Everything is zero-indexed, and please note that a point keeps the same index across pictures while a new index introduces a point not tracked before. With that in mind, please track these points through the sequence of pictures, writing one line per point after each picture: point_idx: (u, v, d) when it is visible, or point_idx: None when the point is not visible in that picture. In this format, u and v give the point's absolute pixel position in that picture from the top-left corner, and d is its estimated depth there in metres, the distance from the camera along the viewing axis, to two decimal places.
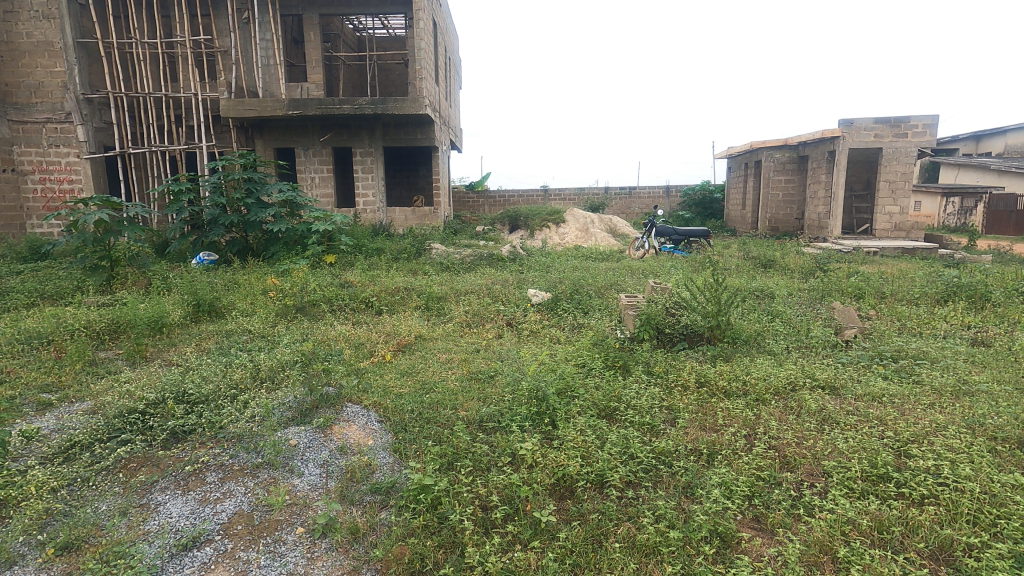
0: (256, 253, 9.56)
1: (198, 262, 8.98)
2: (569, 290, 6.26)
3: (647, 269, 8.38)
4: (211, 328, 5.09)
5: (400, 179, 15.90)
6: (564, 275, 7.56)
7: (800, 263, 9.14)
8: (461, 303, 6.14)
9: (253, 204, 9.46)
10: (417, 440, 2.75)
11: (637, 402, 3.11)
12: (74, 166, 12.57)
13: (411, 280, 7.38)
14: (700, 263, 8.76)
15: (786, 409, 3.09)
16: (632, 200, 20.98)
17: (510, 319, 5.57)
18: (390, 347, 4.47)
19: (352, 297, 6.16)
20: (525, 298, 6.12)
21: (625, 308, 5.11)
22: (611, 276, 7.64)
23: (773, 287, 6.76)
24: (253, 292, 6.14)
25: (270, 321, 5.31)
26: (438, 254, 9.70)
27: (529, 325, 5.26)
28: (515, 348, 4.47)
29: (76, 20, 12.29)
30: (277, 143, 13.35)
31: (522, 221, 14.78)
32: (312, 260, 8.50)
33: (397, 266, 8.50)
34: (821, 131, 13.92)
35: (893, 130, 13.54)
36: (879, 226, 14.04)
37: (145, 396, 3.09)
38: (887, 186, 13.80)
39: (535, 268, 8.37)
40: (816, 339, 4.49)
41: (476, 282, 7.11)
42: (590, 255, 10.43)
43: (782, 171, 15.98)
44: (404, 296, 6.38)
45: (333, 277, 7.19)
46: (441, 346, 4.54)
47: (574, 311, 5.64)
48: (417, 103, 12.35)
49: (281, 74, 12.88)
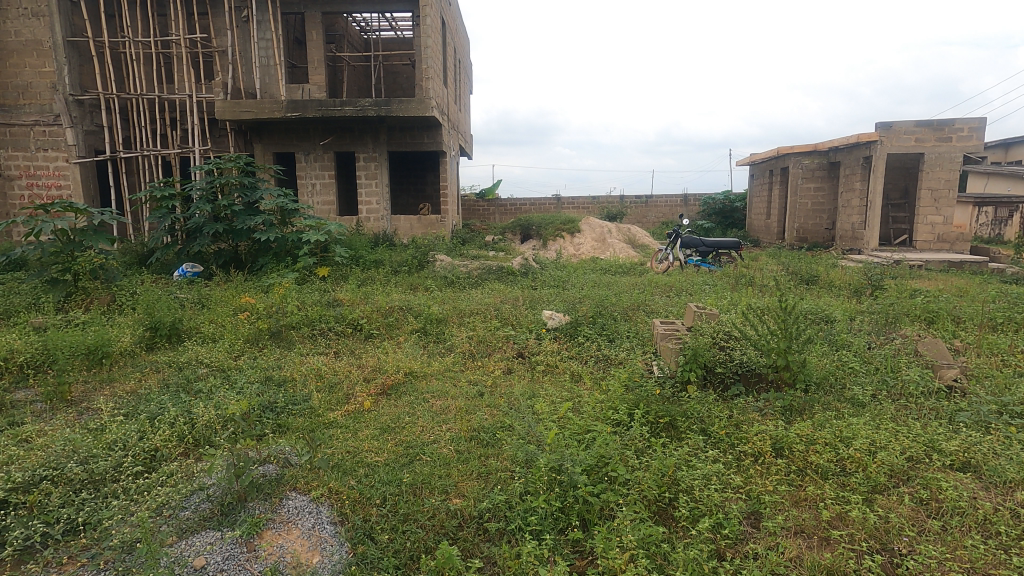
0: (244, 264, 8.77)
1: (181, 274, 8.21)
2: (590, 311, 5.35)
3: (675, 285, 7.45)
4: (162, 358, 4.25)
5: (406, 185, 15.09)
6: (583, 292, 6.68)
7: (846, 279, 8.17)
8: (465, 328, 5.25)
9: (241, 211, 8.66)
10: (385, 564, 1.88)
11: (701, 494, 2.20)
12: (63, 171, 11.93)
13: (410, 297, 6.53)
14: (736, 280, 7.84)
15: (917, 506, 2.19)
16: (648, 209, 20.07)
17: (522, 348, 4.67)
18: (371, 389, 3.58)
19: (339, 318, 5.31)
20: (539, 321, 5.23)
21: (662, 338, 4.19)
22: (637, 294, 6.74)
23: (828, 308, 5.80)
24: (225, 313, 5.32)
25: (235, 349, 4.46)
26: (442, 267, 8.85)
27: (544, 357, 4.36)
28: (529, 390, 3.58)
29: (67, 18, 11.67)
30: (276, 147, 12.61)
31: (535, 230, 13.92)
32: (302, 273, 7.69)
33: (395, 281, 7.66)
34: (856, 135, 12.93)
35: (936, 134, 12.52)
36: (920, 238, 12.98)
37: (10, 475, 2.18)
38: (929, 194, 12.75)
39: (550, 283, 7.49)
40: (910, 384, 3.53)
41: (483, 300, 6.24)
42: (610, 268, 9.54)
43: (811, 178, 15.00)
44: (398, 318, 5.51)
45: (321, 294, 6.36)
46: (437, 386, 3.67)
47: (598, 339, 4.75)
48: (423, 105, 11.57)
49: (280, 75, 12.18)
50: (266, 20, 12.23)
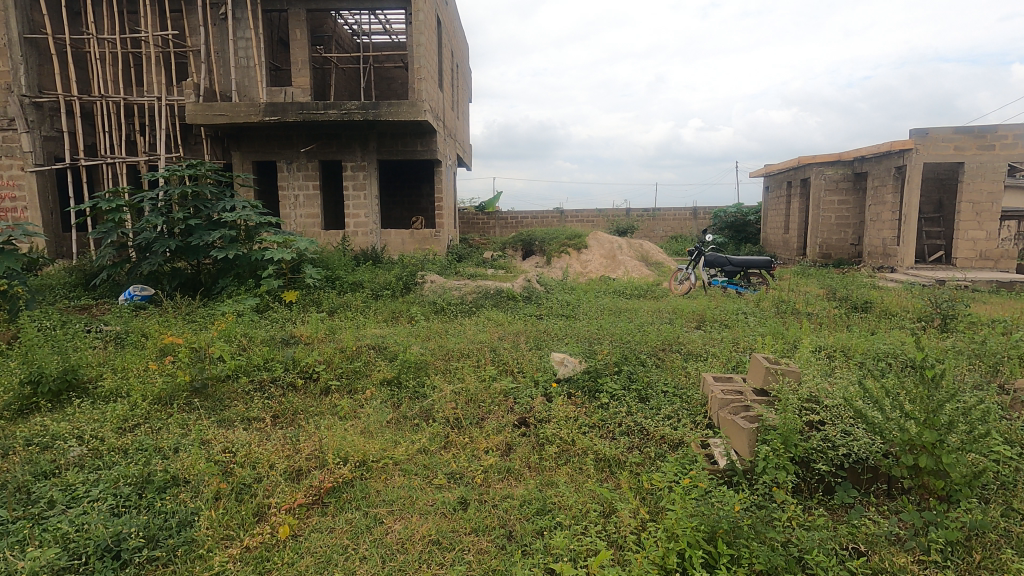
0: (203, 287, 7.57)
1: (127, 299, 7.02)
2: (612, 355, 4.14)
3: (705, 313, 6.27)
4: (25, 429, 3.07)
5: (398, 197, 13.95)
6: (598, 324, 5.52)
7: (904, 306, 6.95)
8: (451, 378, 4.03)
9: (199, 225, 7.48)
10: None
11: None
12: (18, 180, 10.80)
13: (389, 331, 5.37)
14: (775, 309, 6.66)
15: None
16: (655, 223, 19.01)
17: (525, 412, 3.49)
18: (299, 492, 2.42)
19: (289, 365, 4.15)
20: (548, 368, 4.05)
21: (722, 409, 3.02)
22: (663, 326, 5.57)
23: (910, 348, 4.60)
24: (143, 357, 4.13)
25: (135, 417, 3.28)
26: (432, 289, 7.67)
27: (557, 430, 3.17)
28: (537, 503, 2.39)
29: (25, 12, 10.60)
30: (255, 155, 11.50)
31: (537, 245, 12.80)
32: (265, 300, 6.52)
33: (376, 308, 6.52)
34: (888, 142, 11.77)
35: (976, 142, 11.40)
36: (960, 254, 11.79)
37: None
38: (969, 207, 11.57)
39: (558, 311, 6.34)
40: None
41: (477, 335, 5.07)
42: (624, 289, 8.41)
43: (834, 190, 13.86)
44: (366, 363, 4.32)
45: (278, 328, 5.20)
46: (401, 489, 2.49)
47: (626, 398, 3.57)
48: (415, 109, 10.45)
49: (261, 76, 11.13)
50: (245, 17, 11.15)
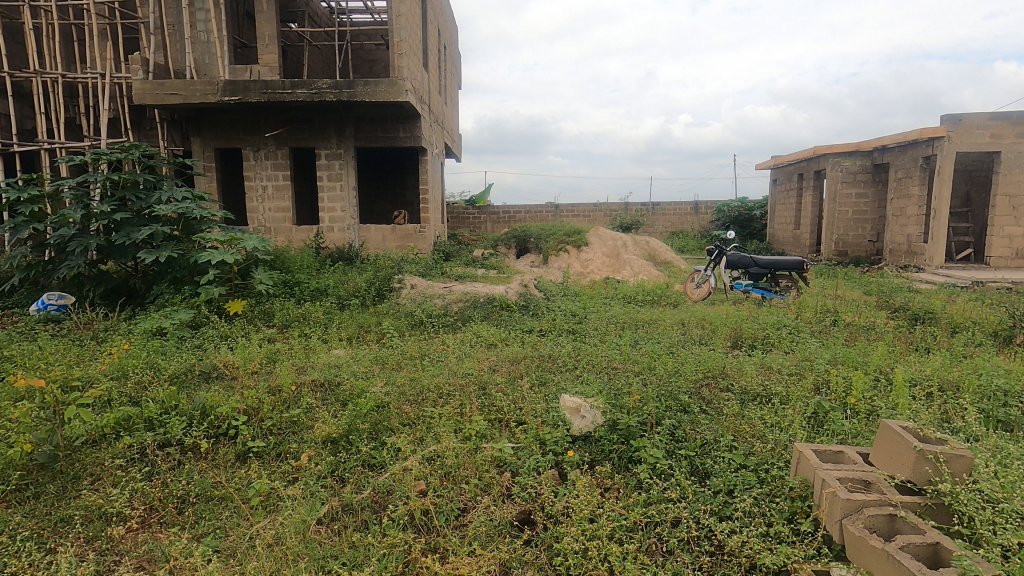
0: (135, 295, 6.31)
1: (40, 307, 5.74)
2: (648, 398, 2.99)
3: (740, 328, 5.11)
4: None
5: (380, 189, 12.70)
6: (612, 345, 4.36)
7: (973, 315, 5.81)
8: (421, 436, 2.84)
9: (129, 219, 6.20)
10: None
11: None
12: None
13: (347, 355, 4.18)
14: (822, 322, 5.52)
15: None
16: (655, 218, 17.91)
17: (531, 503, 2.32)
18: None
19: (196, 417, 2.92)
20: (558, 420, 2.89)
21: (850, 521, 1.86)
22: (695, 348, 4.41)
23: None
24: None
25: None
26: (410, 295, 6.48)
27: (580, 545, 2.03)
28: None
29: None
30: (216, 141, 10.18)
31: (533, 242, 11.61)
32: (202, 310, 5.30)
33: (339, 320, 5.32)
34: (917, 129, 10.60)
35: (1015, 129, 10.29)
36: (995, 252, 10.71)
37: None
38: (1006, 201, 10.46)
39: (562, 326, 5.17)
40: None
41: (459, 362, 3.89)
42: (635, 294, 7.24)
43: (853, 182, 12.69)
44: (308, 410, 3.12)
45: (201, 354, 3.97)
46: None
47: (680, 475, 2.40)
48: (394, 88, 9.19)
49: (221, 52, 9.79)
50: None
